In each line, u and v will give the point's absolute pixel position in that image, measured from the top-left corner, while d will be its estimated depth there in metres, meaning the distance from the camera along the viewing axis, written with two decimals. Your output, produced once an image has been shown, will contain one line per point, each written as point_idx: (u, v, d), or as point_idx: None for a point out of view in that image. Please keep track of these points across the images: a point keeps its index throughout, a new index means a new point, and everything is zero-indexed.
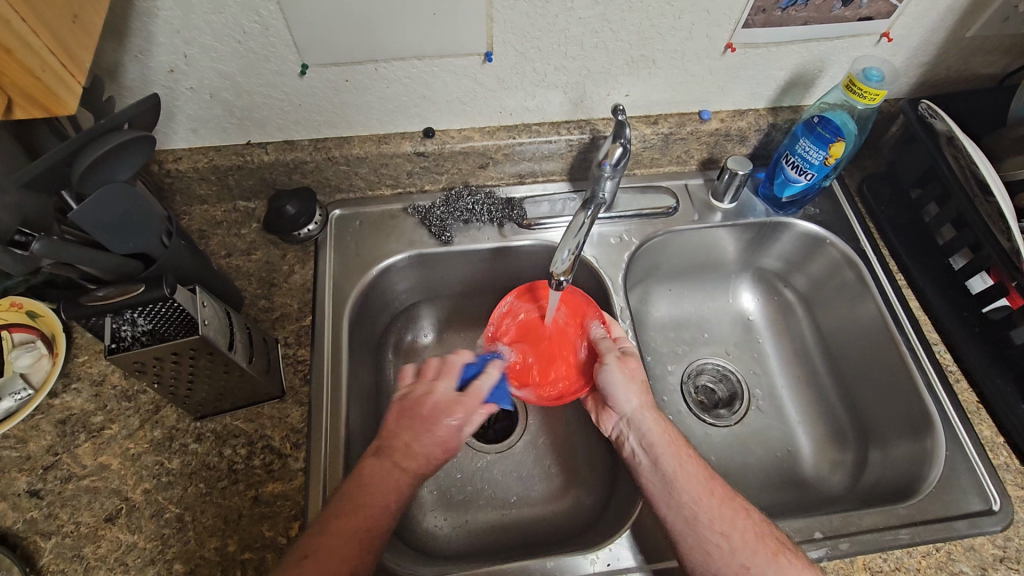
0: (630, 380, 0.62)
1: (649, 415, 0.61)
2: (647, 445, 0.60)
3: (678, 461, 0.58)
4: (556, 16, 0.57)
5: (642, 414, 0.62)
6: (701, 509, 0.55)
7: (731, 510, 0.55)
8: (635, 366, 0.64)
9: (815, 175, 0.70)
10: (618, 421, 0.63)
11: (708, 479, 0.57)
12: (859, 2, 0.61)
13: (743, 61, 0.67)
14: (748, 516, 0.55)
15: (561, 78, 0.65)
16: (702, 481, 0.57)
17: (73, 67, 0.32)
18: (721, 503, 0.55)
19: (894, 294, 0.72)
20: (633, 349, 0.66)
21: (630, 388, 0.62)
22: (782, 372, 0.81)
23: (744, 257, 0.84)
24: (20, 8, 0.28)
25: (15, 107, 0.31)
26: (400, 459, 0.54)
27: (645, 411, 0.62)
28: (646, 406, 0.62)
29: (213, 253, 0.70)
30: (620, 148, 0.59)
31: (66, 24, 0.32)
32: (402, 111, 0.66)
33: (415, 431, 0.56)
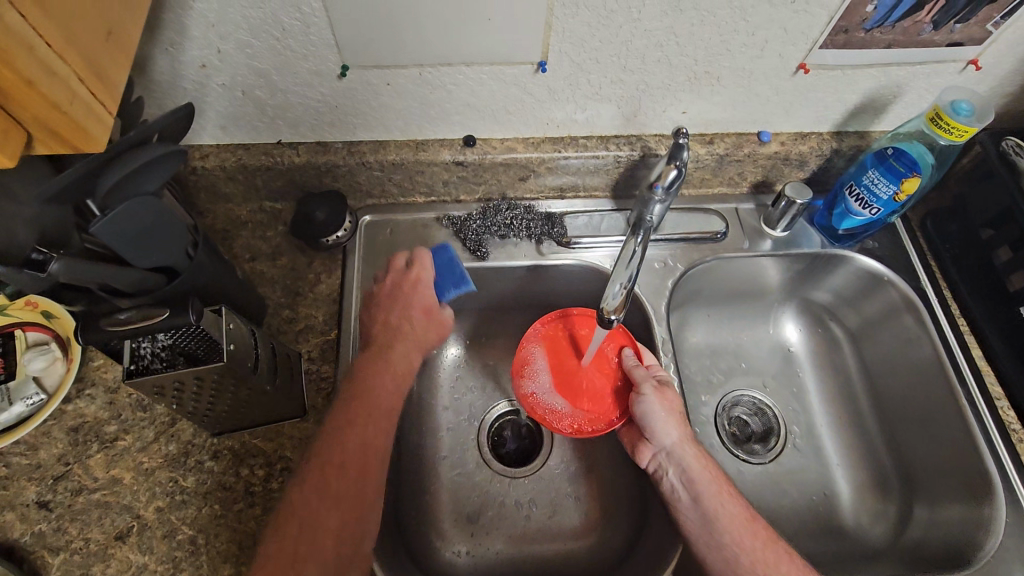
0: (666, 410, 0.59)
1: (689, 448, 0.58)
2: (688, 480, 0.57)
3: (720, 499, 0.55)
4: (619, 27, 0.53)
5: (682, 447, 0.58)
6: (743, 552, 0.52)
7: (775, 556, 0.52)
8: (671, 393, 0.61)
9: (881, 210, 0.65)
10: (656, 453, 0.60)
11: (751, 520, 0.54)
12: (951, 27, 0.56)
13: (814, 83, 0.62)
14: (794, 561, 0.52)
15: (617, 91, 0.61)
16: (744, 521, 0.54)
17: (105, 94, 0.30)
18: (765, 546, 0.53)
19: (954, 340, 0.67)
20: (668, 378, 0.63)
21: (666, 419, 0.59)
22: (823, 409, 0.77)
23: (789, 287, 0.79)
24: (43, 26, 0.25)
25: (36, 141, 0.28)
26: (394, 344, 0.59)
27: (684, 444, 0.59)
28: (686, 439, 0.59)
29: (237, 256, 0.66)
30: (675, 169, 0.50)
31: (98, 42, 0.29)
32: (442, 116, 0.62)
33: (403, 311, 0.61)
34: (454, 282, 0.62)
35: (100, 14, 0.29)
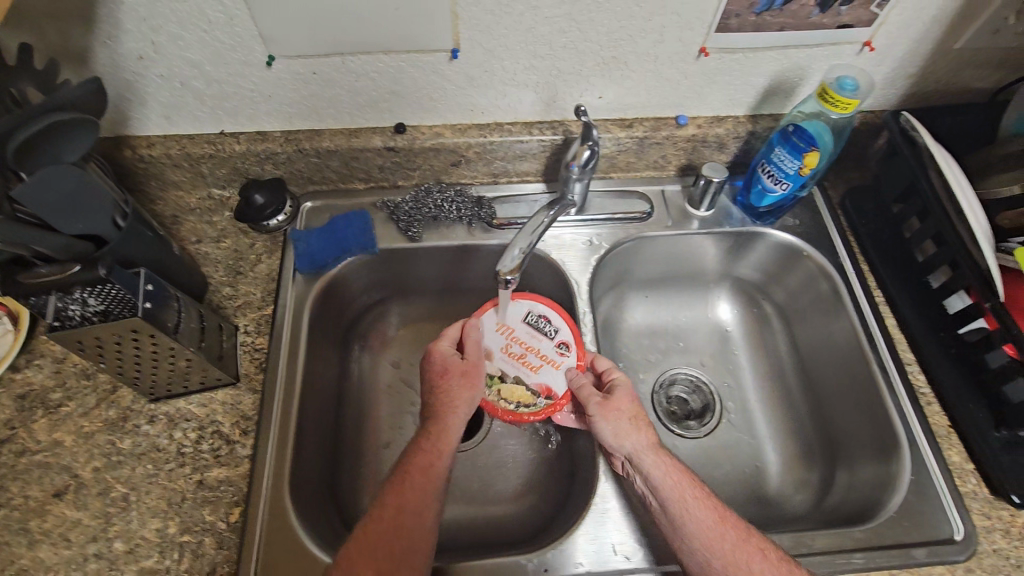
0: (621, 419, 0.59)
1: (650, 456, 0.56)
2: (653, 490, 0.55)
3: (686, 507, 0.53)
4: (522, 15, 0.57)
5: (642, 455, 0.56)
6: (714, 555, 0.51)
7: (747, 554, 0.51)
8: (628, 398, 0.61)
9: (790, 185, 0.68)
10: (624, 464, 0.58)
11: (720, 521, 0.52)
12: (838, 9, 0.60)
13: (719, 66, 0.66)
14: (767, 558, 0.51)
15: (532, 77, 0.65)
16: (712, 524, 0.52)
17: None
18: (735, 548, 0.51)
19: (869, 310, 0.70)
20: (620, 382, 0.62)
21: (623, 427, 0.58)
22: (755, 385, 0.79)
23: (720, 267, 0.82)
24: None
25: None
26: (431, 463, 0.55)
27: (645, 451, 0.56)
28: (648, 448, 0.57)
29: (183, 239, 0.70)
30: (588, 150, 0.64)
31: None
32: (373, 105, 0.66)
33: (442, 376, 0.62)
34: (362, 247, 0.71)
35: None
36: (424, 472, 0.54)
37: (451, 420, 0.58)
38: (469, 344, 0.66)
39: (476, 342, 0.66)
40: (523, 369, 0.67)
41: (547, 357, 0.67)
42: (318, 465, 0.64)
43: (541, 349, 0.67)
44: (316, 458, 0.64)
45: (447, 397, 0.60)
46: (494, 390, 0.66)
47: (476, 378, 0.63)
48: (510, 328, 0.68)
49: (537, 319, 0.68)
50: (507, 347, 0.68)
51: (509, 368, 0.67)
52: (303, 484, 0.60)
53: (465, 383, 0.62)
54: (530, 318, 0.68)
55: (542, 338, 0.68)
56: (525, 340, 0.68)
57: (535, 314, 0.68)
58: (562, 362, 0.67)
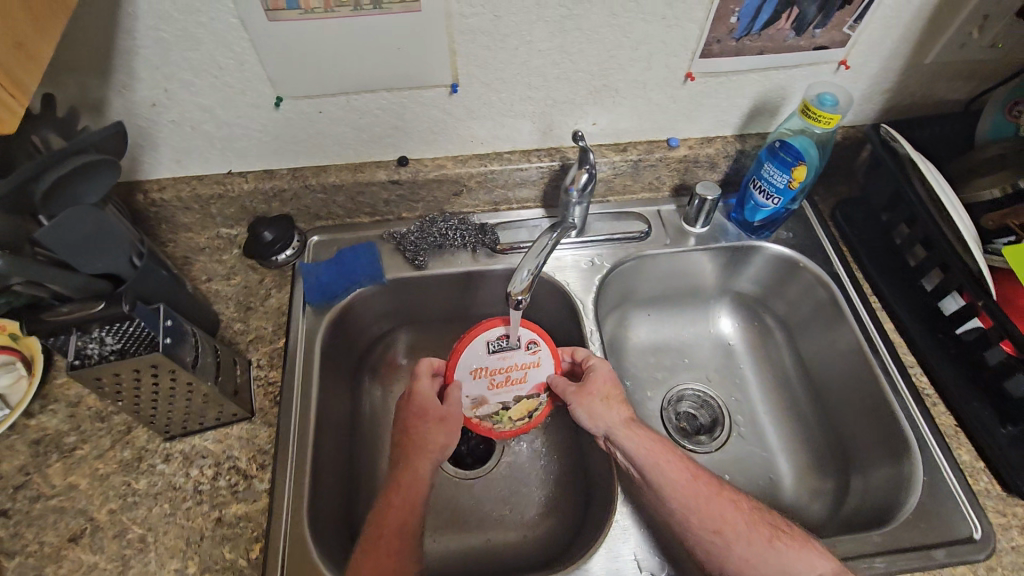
0: (596, 401, 0.63)
1: (625, 431, 0.61)
2: (632, 461, 0.59)
3: (661, 472, 0.58)
4: (516, 49, 0.61)
5: (618, 429, 0.61)
6: (691, 513, 0.56)
7: (719, 507, 0.56)
8: (602, 378, 0.65)
9: (782, 199, 0.71)
10: (605, 441, 0.63)
11: (693, 480, 0.58)
12: (813, 31, 0.63)
13: (705, 89, 0.69)
14: (737, 507, 0.56)
15: (528, 107, 0.68)
16: (686, 484, 0.57)
17: (13, 89, 0.32)
18: (708, 502, 0.56)
19: (868, 316, 0.72)
20: (596, 364, 0.66)
21: (598, 408, 0.63)
22: (762, 397, 0.80)
23: (719, 282, 0.84)
24: None
25: None
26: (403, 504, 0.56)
27: (620, 426, 0.61)
28: (623, 422, 0.61)
29: (194, 278, 0.72)
30: (586, 173, 0.66)
31: (7, 50, 0.32)
32: (376, 140, 0.69)
33: (419, 420, 0.62)
34: (369, 277, 0.72)
35: (9, 28, 0.32)
36: (395, 533, 0.53)
37: (421, 465, 0.59)
38: (449, 396, 0.64)
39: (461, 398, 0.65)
40: (517, 386, 0.68)
41: (527, 364, 0.67)
42: (335, 498, 0.64)
43: (518, 361, 0.66)
44: (333, 491, 0.64)
45: (421, 439, 0.61)
46: (506, 421, 0.68)
47: (454, 425, 0.64)
48: (483, 367, 0.65)
49: (499, 344, 0.65)
50: (492, 382, 0.66)
51: (506, 395, 0.68)
52: (320, 516, 0.60)
53: (440, 430, 0.62)
54: (493, 346, 0.64)
55: (512, 353, 0.65)
56: (501, 364, 0.66)
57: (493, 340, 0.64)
58: (540, 358, 0.67)
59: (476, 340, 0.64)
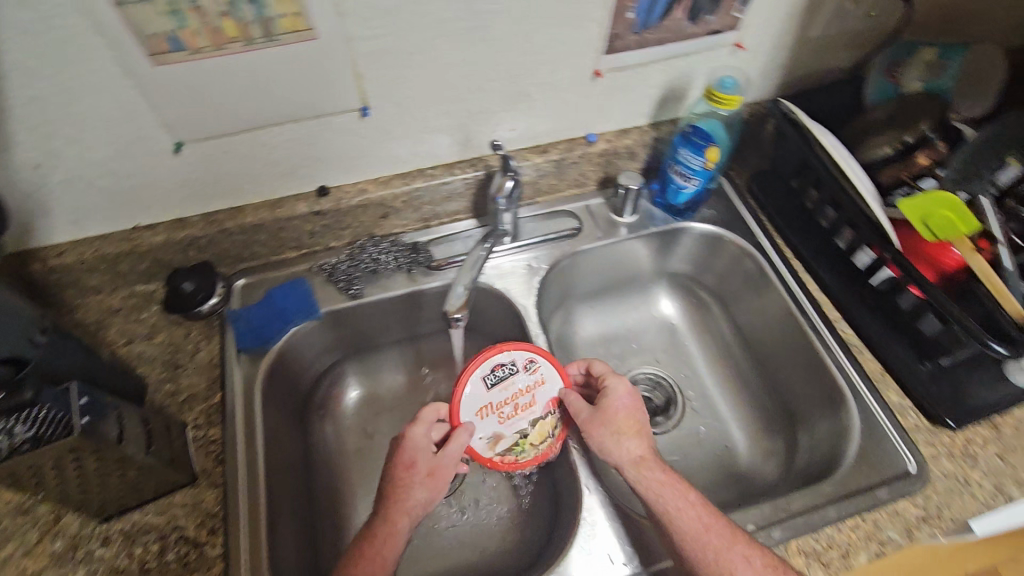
0: (606, 435, 0.62)
1: (634, 469, 0.59)
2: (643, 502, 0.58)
3: (669, 517, 0.56)
4: (423, 65, 0.59)
5: (627, 466, 0.60)
6: (697, 562, 0.53)
7: (728, 561, 0.53)
8: (617, 408, 0.63)
9: (700, 180, 0.73)
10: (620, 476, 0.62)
11: (704, 529, 0.55)
12: (706, 19, 0.66)
13: (614, 84, 0.71)
14: (749, 564, 0.52)
15: (444, 121, 0.67)
16: (694, 535, 0.54)
17: None
18: (716, 557, 0.53)
19: (793, 280, 0.76)
20: (614, 390, 0.65)
21: (609, 442, 0.62)
22: (709, 370, 0.83)
23: (655, 268, 0.87)
24: None
25: None
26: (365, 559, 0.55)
27: (630, 462, 0.60)
28: (633, 459, 0.60)
29: (111, 343, 0.67)
30: (510, 180, 0.66)
31: None
32: (291, 174, 0.67)
33: (407, 471, 0.59)
34: (304, 313, 0.70)
35: None
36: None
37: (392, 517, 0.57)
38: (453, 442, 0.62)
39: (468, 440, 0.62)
40: (528, 410, 0.65)
41: (531, 385, 0.65)
42: (298, 548, 0.62)
43: (520, 384, 0.65)
44: (294, 542, 0.61)
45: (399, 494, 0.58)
46: (530, 448, 0.64)
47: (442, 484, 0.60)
48: (486, 402, 0.64)
49: (495, 373, 0.64)
50: (500, 415, 0.64)
51: (518, 423, 0.64)
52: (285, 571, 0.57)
53: (430, 490, 0.59)
54: (489, 378, 0.64)
55: (513, 378, 0.65)
56: (504, 394, 0.64)
57: (490, 370, 0.64)
58: (542, 375, 0.66)
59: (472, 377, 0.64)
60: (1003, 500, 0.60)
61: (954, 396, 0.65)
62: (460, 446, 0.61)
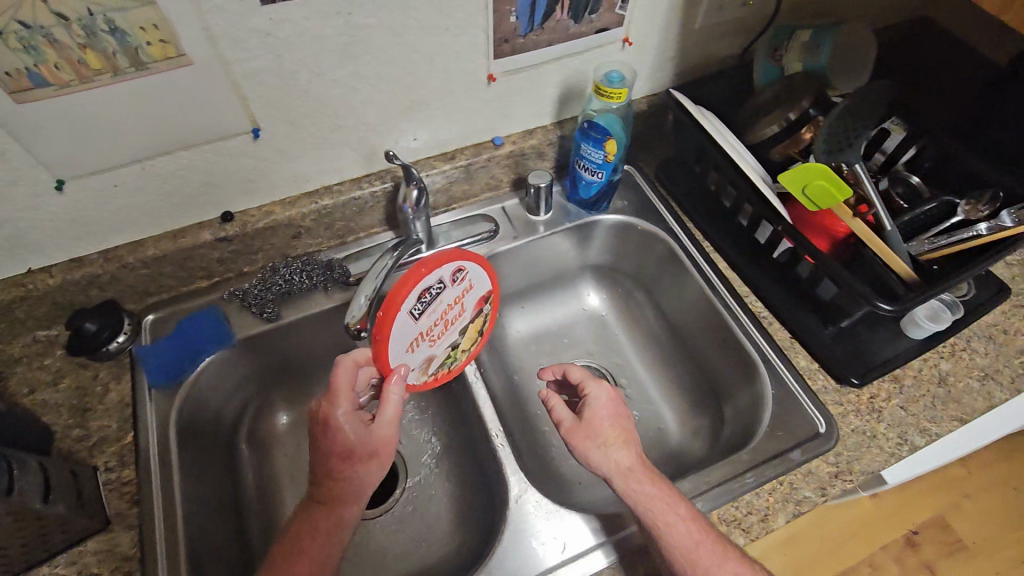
0: (592, 446, 0.59)
1: (623, 482, 0.56)
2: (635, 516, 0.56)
3: (661, 532, 0.54)
4: (309, 83, 0.60)
5: (615, 478, 0.57)
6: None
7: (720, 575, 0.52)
8: (600, 417, 0.61)
9: (605, 172, 0.75)
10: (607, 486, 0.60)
11: (695, 543, 0.53)
12: (589, 18, 0.68)
13: (510, 86, 0.72)
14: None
15: (342, 137, 0.67)
16: (686, 550, 0.53)
17: None
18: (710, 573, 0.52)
19: (703, 260, 0.78)
20: (596, 397, 0.62)
21: (596, 454, 0.59)
22: (638, 356, 0.86)
23: (580, 261, 0.88)
24: None
25: None
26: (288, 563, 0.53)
27: (619, 473, 0.57)
28: (622, 470, 0.57)
29: (13, 394, 0.64)
30: (415, 190, 0.67)
31: None
32: (191, 203, 0.66)
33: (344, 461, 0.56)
34: (216, 341, 0.68)
35: None
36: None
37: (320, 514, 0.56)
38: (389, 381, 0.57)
39: (402, 390, 0.58)
40: (455, 321, 0.64)
41: (458, 296, 0.62)
42: None
43: (450, 299, 0.61)
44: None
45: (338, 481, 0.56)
46: (455, 353, 0.66)
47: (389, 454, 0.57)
48: (419, 329, 0.59)
49: (423, 298, 0.57)
50: (429, 334, 0.61)
51: (446, 339, 0.64)
52: None
53: (374, 467, 0.57)
54: (418, 301, 0.56)
55: (437, 302, 0.60)
56: (437, 312, 0.60)
57: (417, 301, 0.56)
58: (467, 281, 0.62)
59: (403, 314, 0.55)
60: (906, 448, 0.64)
61: (856, 356, 0.69)
62: (397, 397, 0.58)
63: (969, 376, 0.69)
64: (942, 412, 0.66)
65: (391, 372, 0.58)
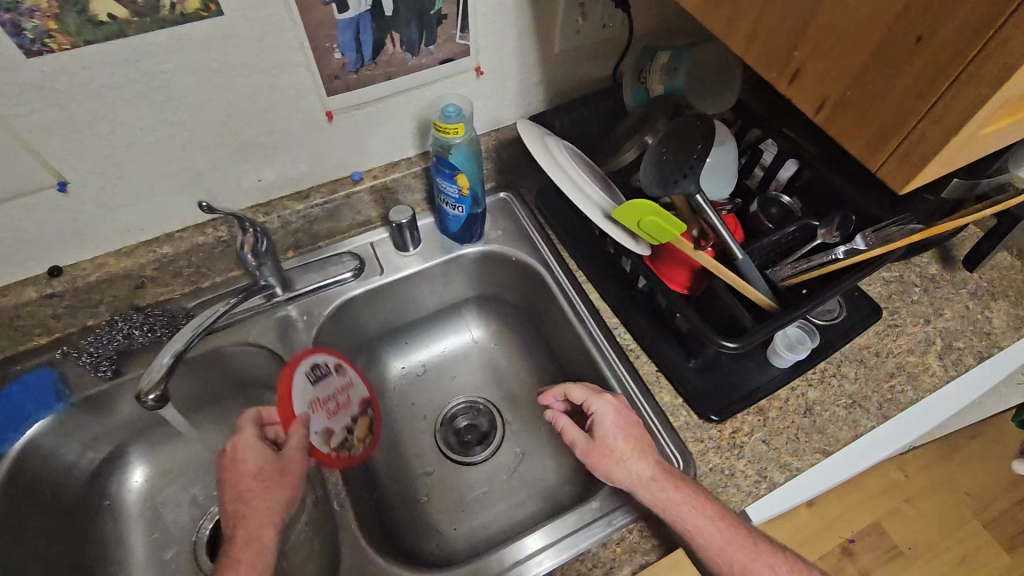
0: (611, 461, 0.60)
1: (647, 492, 0.58)
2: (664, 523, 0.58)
3: (695, 536, 0.56)
4: (111, 133, 0.56)
5: (637, 489, 0.58)
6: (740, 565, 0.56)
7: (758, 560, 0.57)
8: (613, 432, 0.62)
9: (464, 206, 0.73)
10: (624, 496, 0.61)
11: (727, 538, 0.56)
12: (427, 49, 0.65)
13: (356, 122, 0.69)
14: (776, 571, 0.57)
15: (171, 184, 0.64)
16: (730, 543, 0.56)
17: None
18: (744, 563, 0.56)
19: (574, 291, 0.76)
20: (601, 412, 0.63)
21: (615, 469, 0.60)
22: (524, 390, 0.84)
23: (463, 291, 0.85)
24: None
25: None
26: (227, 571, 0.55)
27: (643, 484, 0.58)
28: (648, 479, 0.58)
29: None
30: (253, 236, 0.64)
31: None
32: (8, 260, 0.62)
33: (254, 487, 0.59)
34: (44, 406, 0.66)
35: None
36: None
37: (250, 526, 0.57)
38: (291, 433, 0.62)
39: (304, 438, 0.62)
40: (347, 408, 0.71)
41: (345, 386, 0.71)
42: None
43: (337, 386, 0.70)
44: None
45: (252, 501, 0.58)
46: (355, 443, 0.70)
47: (286, 485, 0.61)
48: (314, 400, 0.66)
49: (319, 371, 0.67)
50: (328, 410, 0.68)
51: (343, 418, 0.70)
52: None
53: (274, 493, 0.60)
54: (314, 372, 0.66)
55: (331, 378, 0.69)
56: (331, 395, 0.68)
57: (310, 372, 0.65)
58: (350, 376, 0.72)
59: (299, 375, 0.64)
60: (764, 485, 0.62)
61: (720, 390, 0.67)
62: (298, 441, 0.61)
63: (836, 403, 0.67)
64: (805, 444, 0.64)
65: (291, 421, 0.62)
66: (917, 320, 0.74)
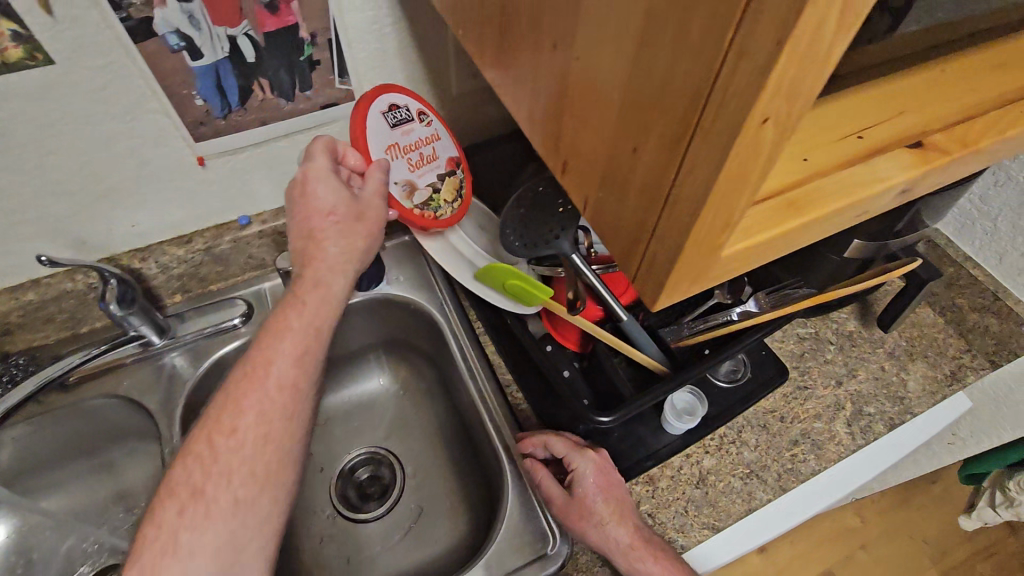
0: (590, 524, 0.57)
1: (624, 559, 0.55)
2: None
3: None
4: None
5: (615, 555, 0.55)
6: None
7: None
8: (592, 492, 0.57)
9: None
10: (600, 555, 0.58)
11: None
12: (303, 94, 0.62)
13: (234, 167, 0.65)
14: None
15: (29, 231, 0.60)
16: None
17: None
18: None
19: (469, 345, 0.72)
20: (584, 468, 0.58)
21: (593, 532, 0.56)
22: (426, 442, 0.80)
23: (366, 337, 0.81)
24: None
25: None
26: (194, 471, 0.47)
27: (621, 551, 0.55)
28: (627, 546, 0.55)
29: None
30: (115, 287, 0.61)
31: None
32: None
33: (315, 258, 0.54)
34: None
35: None
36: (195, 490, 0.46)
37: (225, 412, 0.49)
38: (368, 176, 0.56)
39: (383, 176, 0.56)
40: (437, 162, 0.62)
41: (429, 137, 0.61)
42: None
43: (420, 136, 0.60)
44: None
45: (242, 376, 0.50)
46: (443, 202, 0.62)
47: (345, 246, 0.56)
48: (394, 143, 0.58)
49: (396, 113, 0.58)
50: (410, 158, 0.60)
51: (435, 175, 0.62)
52: None
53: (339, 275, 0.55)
54: (393, 111, 0.58)
55: (414, 125, 0.60)
56: (414, 140, 0.60)
57: (390, 108, 0.57)
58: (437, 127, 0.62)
59: (373, 112, 0.56)
60: None
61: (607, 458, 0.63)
62: (375, 182, 0.56)
63: (732, 473, 0.63)
64: (693, 518, 0.61)
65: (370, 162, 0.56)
66: (827, 381, 0.70)
